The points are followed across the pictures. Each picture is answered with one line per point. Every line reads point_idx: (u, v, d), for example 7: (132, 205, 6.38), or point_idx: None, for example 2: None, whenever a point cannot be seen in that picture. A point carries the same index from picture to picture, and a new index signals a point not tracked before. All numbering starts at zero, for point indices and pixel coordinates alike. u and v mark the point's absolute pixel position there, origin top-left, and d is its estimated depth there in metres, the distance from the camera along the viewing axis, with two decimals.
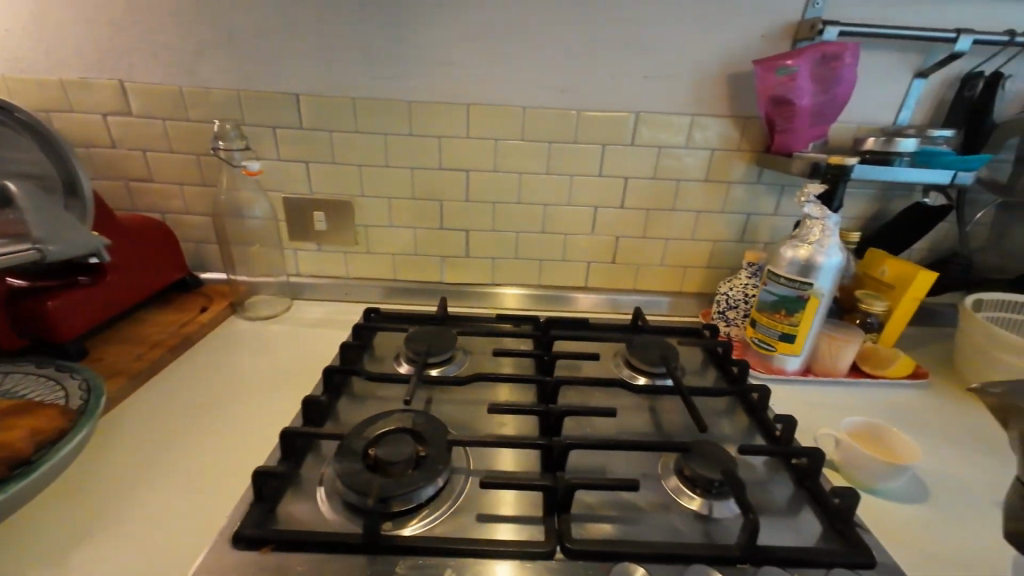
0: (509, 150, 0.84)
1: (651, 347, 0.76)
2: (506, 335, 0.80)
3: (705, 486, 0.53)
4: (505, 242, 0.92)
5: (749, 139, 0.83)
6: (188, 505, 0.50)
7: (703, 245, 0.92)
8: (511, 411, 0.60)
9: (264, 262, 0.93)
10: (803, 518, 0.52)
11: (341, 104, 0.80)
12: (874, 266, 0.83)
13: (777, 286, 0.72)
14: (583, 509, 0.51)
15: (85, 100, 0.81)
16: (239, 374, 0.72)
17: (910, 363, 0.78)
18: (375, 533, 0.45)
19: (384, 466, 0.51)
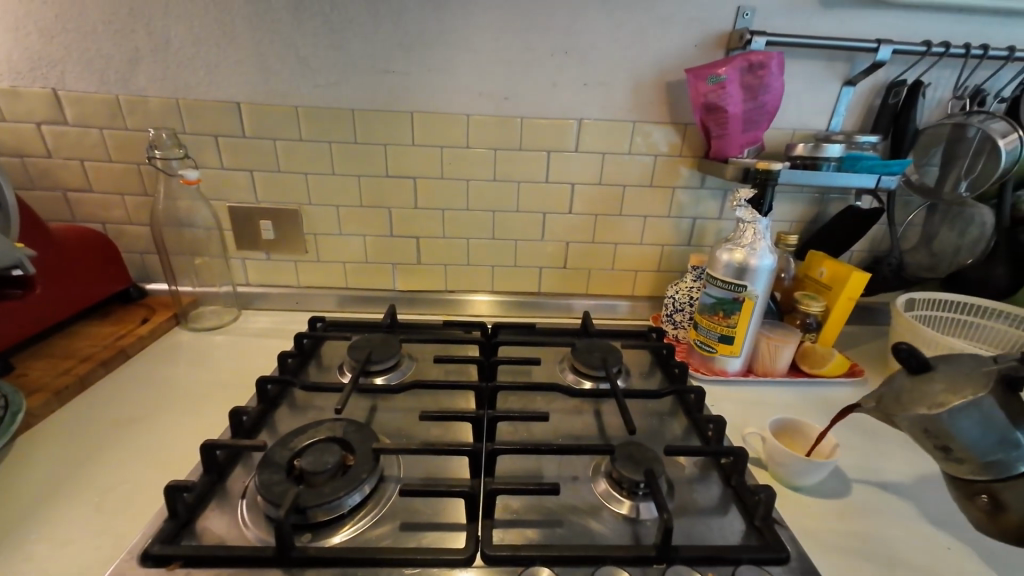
0: (455, 158, 0.85)
1: (595, 351, 0.77)
2: (452, 341, 0.79)
3: (632, 488, 0.53)
4: (456, 248, 0.92)
5: (690, 144, 0.85)
6: (99, 524, 0.49)
7: (652, 249, 0.93)
8: (446, 418, 0.59)
9: (210, 272, 0.92)
10: (726, 515, 0.53)
11: (283, 112, 0.80)
12: (813, 267, 0.85)
13: (715, 288, 0.74)
14: (507, 514, 0.51)
15: (17, 110, 0.79)
16: (175, 387, 0.71)
17: (846, 362, 0.80)
18: (287, 545, 0.44)
19: (306, 477, 0.50)
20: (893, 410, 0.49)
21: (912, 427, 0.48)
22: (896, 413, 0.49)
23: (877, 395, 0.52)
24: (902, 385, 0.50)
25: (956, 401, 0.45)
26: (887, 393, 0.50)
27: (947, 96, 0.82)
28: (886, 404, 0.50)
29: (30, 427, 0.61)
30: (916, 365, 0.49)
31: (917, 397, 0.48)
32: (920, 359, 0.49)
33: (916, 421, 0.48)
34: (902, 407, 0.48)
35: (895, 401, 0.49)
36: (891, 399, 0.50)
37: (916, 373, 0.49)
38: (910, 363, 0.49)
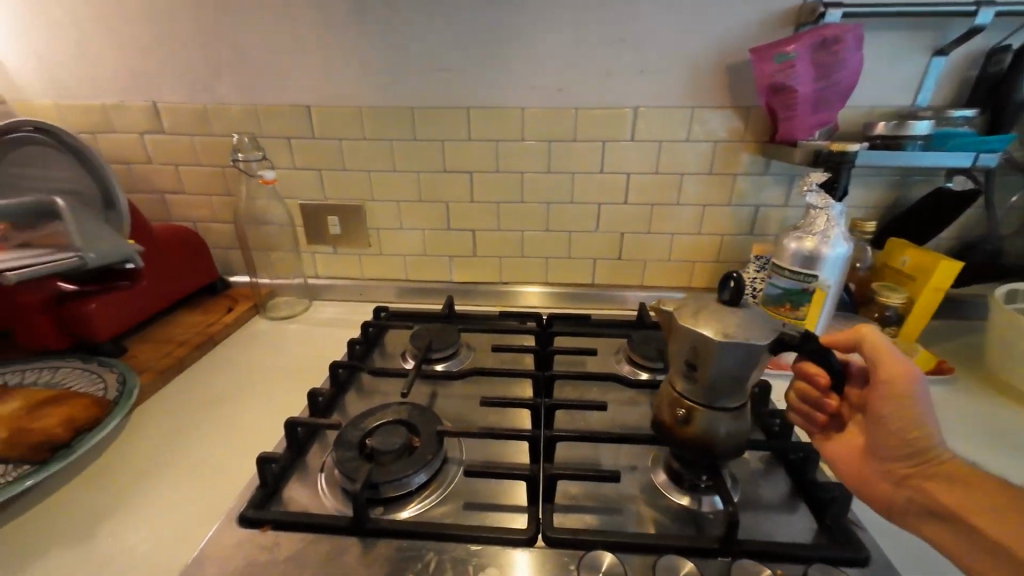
0: (510, 151, 0.86)
1: (650, 342, 0.76)
2: (507, 331, 0.81)
3: (693, 482, 0.52)
4: (510, 240, 0.94)
5: (754, 128, 0.81)
6: (200, 489, 0.55)
7: (710, 238, 0.90)
8: (504, 404, 0.61)
9: (284, 265, 0.99)
10: (794, 513, 0.51)
11: (348, 113, 0.85)
12: (893, 256, 0.79)
13: (781, 279, 0.70)
14: (565, 500, 0.52)
15: (123, 122, 0.89)
16: (257, 370, 0.77)
17: (932, 358, 0.74)
18: (362, 517, 0.48)
19: (378, 454, 0.53)
20: (686, 319, 0.45)
21: (685, 341, 0.45)
22: (681, 321, 0.45)
23: (676, 303, 0.48)
24: (701, 305, 0.46)
25: (735, 335, 0.42)
26: (691, 306, 0.46)
27: None
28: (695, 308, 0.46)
29: (141, 402, 0.70)
30: (731, 296, 0.46)
31: (712, 321, 0.44)
32: (740, 292, 0.46)
33: (690, 335, 0.45)
34: (694, 322, 0.44)
35: (694, 313, 0.45)
36: (693, 310, 0.46)
37: (733, 302, 0.46)
38: (730, 294, 0.46)
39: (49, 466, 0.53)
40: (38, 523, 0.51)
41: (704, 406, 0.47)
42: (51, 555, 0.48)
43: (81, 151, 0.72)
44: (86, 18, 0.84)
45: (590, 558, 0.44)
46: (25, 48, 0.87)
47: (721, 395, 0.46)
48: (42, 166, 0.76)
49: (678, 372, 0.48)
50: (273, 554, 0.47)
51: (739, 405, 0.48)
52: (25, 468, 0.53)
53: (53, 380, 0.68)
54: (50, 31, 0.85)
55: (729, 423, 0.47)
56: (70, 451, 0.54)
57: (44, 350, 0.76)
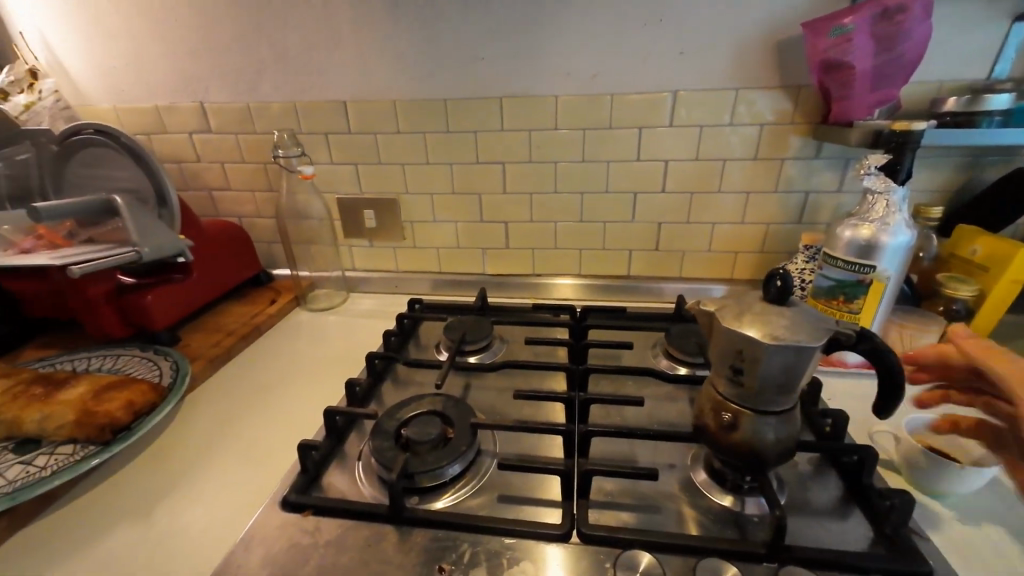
0: (543, 140, 0.84)
1: (689, 336, 0.73)
2: (541, 324, 0.80)
3: (736, 482, 0.50)
4: (543, 231, 0.93)
5: (804, 109, 0.76)
6: (247, 472, 0.58)
7: (755, 227, 0.86)
8: (537, 398, 0.61)
9: (323, 258, 1.02)
10: (848, 520, 0.48)
11: (383, 107, 0.86)
12: (962, 244, 0.72)
13: (834, 270, 0.66)
14: (600, 496, 0.51)
15: (175, 122, 0.93)
16: (298, 360, 0.80)
17: None
18: (399, 506, 0.48)
19: (414, 445, 0.54)
20: (727, 320, 0.43)
21: (727, 342, 0.43)
22: (723, 323, 0.43)
23: (716, 303, 0.45)
24: (746, 304, 0.44)
25: (787, 338, 0.40)
26: (733, 306, 0.44)
27: None
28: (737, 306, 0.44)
29: (194, 388, 0.73)
30: (777, 294, 0.43)
31: (759, 321, 0.41)
32: (787, 292, 0.43)
33: (734, 338, 0.42)
34: (737, 322, 0.42)
35: (736, 312, 0.43)
36: (735, 310, 0.44)
37: (777, 301, 0.43)
38: (774, 292, 0.43)
39: (110, 448, 0.57)
40: (104, 500, 0.55)
41: (750, 409, 0.45)
42: (115, 530, 0.51)
43: (136, 150, 0.76)
44: (139, 24, 0.88)
45: (625, 558, 0.43)
46: (87, 56, 0.92)
47: (768, 398, 0.44)
48: (102, 165, 0.80)
49: (719, 373, 0.46)
50: (314, 538, 0.48)
51: (788, 408, 0.45)
52: (90, 448, 0.58)
53: (115, 366, 0.73)
54: (107, 38, 0.90)
55: (778, 427, 0.44)
56: (128, 434, 0.58)
57: (109, 338, 0.82)
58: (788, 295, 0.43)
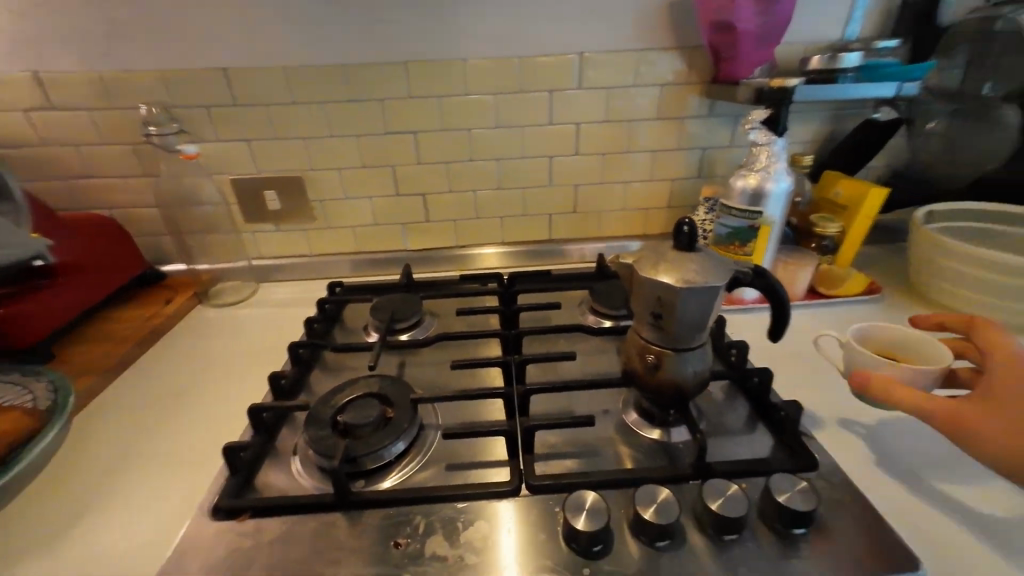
0: (454, 106, 0.82)
1: (611, 291, 0.78)
2: (471, 293, 0.80)
3: (663, 418, 0.55)
4: (463, 202, 0.91)
5: (697, 70, 0.81)
6: (164, 487, 0.52)
7: (661, 184, 0.92)
8: (472, 366, 0.61)
9: (223, 248, 0.92)
10: (755, 434, 0.55)
11: (273, 75, 0.78)
12: (828, 188, 0.83)
13: (730, 218, 0.73)
14: (545, 448, 0.54)
15: (4, 98, 0.77)
16: (209, 360, 0.73)
17: (864, 280, 0.80)
18: (346, 493, 0.47)
19: (354, 429, 0.53)
20: (645, 270, 0.46)
21: (647, 290, 0.46)
22: (643, 273, 0.46)
23: (635, 255, 0.49)
24: (660, 253, 0.47)
25: (697, 281, 0.44)
26: (649, 256, 0.47)
27: None
28: (653, 256, 0.47)
29: (82, 406, 0.64)
30: (686, 241, 0.47)
31: (673, 267, 0.45)
32: (694, 240, 0.47)
33: (652, 286, 0.46)
34: (655, 271, 0.46)
35: (652, 262, 0.46)
36: (651, 260, 0.47)
37: (687, 247, 0.47)
38: (683, 239, 0.47)
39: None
40: None
41: (671, 349, 0.49)
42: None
43: None
44: None
45: (573, 500, 0.43)
46: None
47: (684, 338, 0.48)
48: None
49: (642, 321, 0.50)
50: (255, 541, 0.45)
51: (702, 344, 0.50)
52: None
53: None
54: None
55: (696, 362, 0.49)
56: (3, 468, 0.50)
57: None
58: (696, 241, 0.47)
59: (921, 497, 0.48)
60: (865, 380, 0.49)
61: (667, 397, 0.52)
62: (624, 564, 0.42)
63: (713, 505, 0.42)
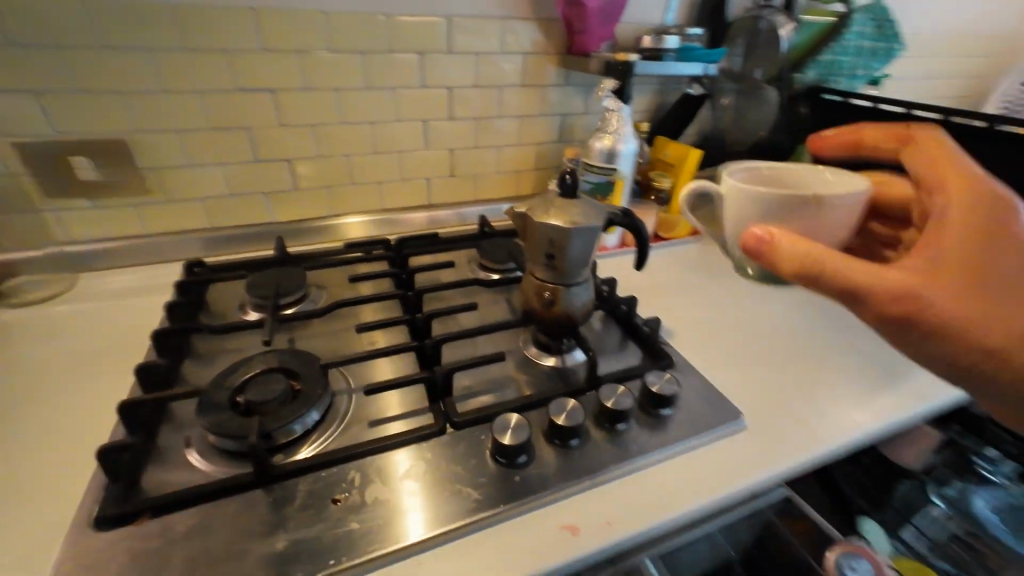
0: (315, 62, 0.76)
1: (496, 247, 0.83)
2: (359, 259, 0.79)
3: (558, 348, 0.63)
4: (335, 168, 0.87)
5: (553, 41, 0.89)
6: (7, 517, 0.42)
7: (529, 148, 0.99)
8: (377, 327, 0.63)
9: (14, 232, 0.72)
10: (629, 348, 0.66)
11: (68, 10, 0.62)
12: (660, 150, 1.01)
13: (592, 175, 0.84)
14: (461, 391, 0.58)
15: None
16: (26, 369, 0.58)
17: (690, 224, 1.00)
18: (264, 467, 0.45)
19: (260, 406, 0.50)
20: (538, 215, 0.53)
21: (541, 234, 0.53)
22: (536, 218, 0.53)
23: (528, 205, 0.55)
24: (548, 201, 0.54)
25: (581, 222, 0.52)
26: (540, 204, 0.54)
27: None
28: (543, 205, 0.54)
29: None
30: (567, 188, 0.54)
31: (560, 211, 0.52)
32: (576, 187, 0.54)
33: (545, 229, 0.53)
34: (546, 216, 0.52)
35: (543, 209, 0.53)
36: (542, 208, 0.54)
37: (569, 194, 0.54)
38: (565, 187, 0.54)
39: None
40: None
41: (563, 285, 0.57)
42: None
43: None
44: None
45: (499, 423, 0.48)
46: None
47: (573, 274, 0.56)
48: None
49: (537, 263, 0.56)
50: (163, 540, 0.41)
51: (586, 279, 0.59)
52: None
53: None
54: None
55: (584, 294, 0.58)
56: None
57: None
58: (576, 188, 0.55)
59: (751, 375, 0.64)
60: (765, 238, 0.42)
61: (561, 329, 0.60)
62: (547, 465, 0.49)
63: (608, 402, 0.52)
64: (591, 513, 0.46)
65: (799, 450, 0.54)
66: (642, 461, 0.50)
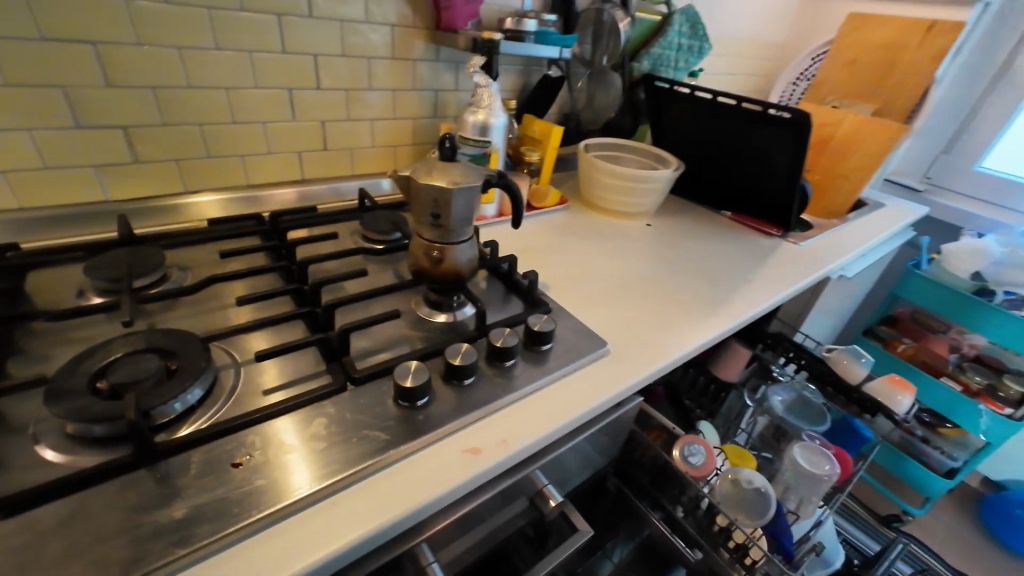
0: (150, 16, 0.69)
1: (380, 218, 0.84)
2: (227, 234, 0.75)
3: (449, 304, 0.68)
4: (186, 137, 0.79)
5: (421, 15, 0.91)
6: None
7: (405, 122, 1.01)
8: (259, 298, 0.62)
9: None
10: (513, 301, 0.74)
11: None
12: (528, 127, 1.10)
13: (468, 148, 0.89)
14: (358, 352, 0.59)
15: None
16: None
17: (558, 194, 1.12)
18: (146, 444, 0.42)
19: (132, 386, 0.46)
20: (422, 177, 0.57)
21: (426, 195, 0.57)
22: (420, 180, 0.56)
23: (411, 168, 0.58)
24: (430, 164, 0.58)
25: (462, 182, 0.57)
26: (422, 167, 0.58)
27: None
28: (425, 167, 0.58)
29: None
30: (447, 152, 0.59)
31: (441, 173, 0.57)
32: (455, 151, 0.60)
33: (429, 190, 0.56)
34: (429, 178, 0.56)
35: (425, 171, 0.57)
36: (424, 170, 0.58)
37: (448, 157, 0.59)
38: (445, 150, 0.59)
39: None
40: None
41: (449, 244, 0.61)
42: None
43: None
44: None
45: (399, 371, 0.52)
46: None
47: (458, 233, 0.61)
48: None
49: (424, 224, 0.60)
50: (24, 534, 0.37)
51: (471, 237, 0.64)
52: None
53: None
54: None
55: (469, 251, 0.63)
56: None
57: None
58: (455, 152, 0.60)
59: (611, 313, 0.76)
60: None
61: (451, 286, 0.65)
62: (446, 402, 0.54)
63: (497, 342, 0.59)
64: (488, 436, 0.52)
65: (646, 364, 0.67)
66: (529, 389, 0.58)
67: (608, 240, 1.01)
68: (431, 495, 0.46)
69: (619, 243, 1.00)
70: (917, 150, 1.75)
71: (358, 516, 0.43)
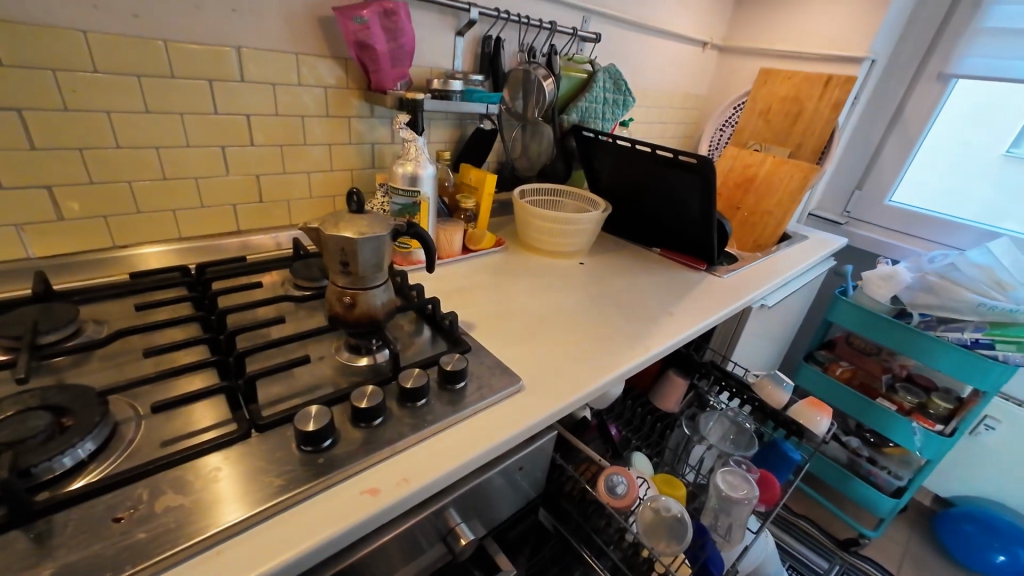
0: (79, 84, 0.72)
1: (310, 266, 0.87)
2: (149, 287, 0.76)
3: (367, 347, 0.70)
4: (114, 194, 0.81)
5: (354, 77, 0.98)
6: None
7: (342, 173, 1.05)
8: (169, 349, 0.62)
9: None
10: (435, 342, 0.76)
11: None
12: (465, 175, 1.16)
13: (399, 197, 0.95)
14: (268, 398, 0.60)
15: None
16: None
17: (493, 237, 1.17)
18: (21, 503, 0.41)
19: (15, 444, 0.46)
20: (329, 228, 0.60)
21: (334, 244, 0.60)
22: (327, 231, 0.60)
23: (320, 220, 0.62)
24: (339, 216, 0.62)
25: (368, 232, 0.60)
26: (330, 219, 0.62)
27: (515, 49, 1.22)
28: (333, 219, 0.62)
29: None
30: (354, 205, 0.64)
31: (348, 224, 0.61)
32: (364, 205, 0.65)
33: (336, 240, 0.60)
34: (336, 228, 0.60)
35: (333, 223, 0.61)
36: (332, 222, 0.61)
37: (356, 210, 0.64)
38: (352, 202, 0.64)
39: None
40: None
41: (361, 289, 0.64)
42: None
43: None
44: None
45: (301, 416, 0.53)
46: None
47: (369, 279, 0.64)
48: None
49: (335, 271, 0.63)
50: None
51: (384, 282, 0.67)
52: None
53: None
54: None
55: (382, 295, 0.66)
56: None
57: None
58: (364, 205, 0.66)
59: (532, 349, 0.79)
60: None
61: (366, 329, 0.67)
62: (350, 445, 0.55)
63: (407, 383, 0.61)
64: (389, 476, 0.53)
65: (558, 397, 0.69)
66: (439, 427, 0.60)
67: (540, 279, 1.06)
68: (322, 537, 0.46)
69: (549, 282, 1.05)
70: (835, 187, 1.92)
71: (245, 563, 0.43)
